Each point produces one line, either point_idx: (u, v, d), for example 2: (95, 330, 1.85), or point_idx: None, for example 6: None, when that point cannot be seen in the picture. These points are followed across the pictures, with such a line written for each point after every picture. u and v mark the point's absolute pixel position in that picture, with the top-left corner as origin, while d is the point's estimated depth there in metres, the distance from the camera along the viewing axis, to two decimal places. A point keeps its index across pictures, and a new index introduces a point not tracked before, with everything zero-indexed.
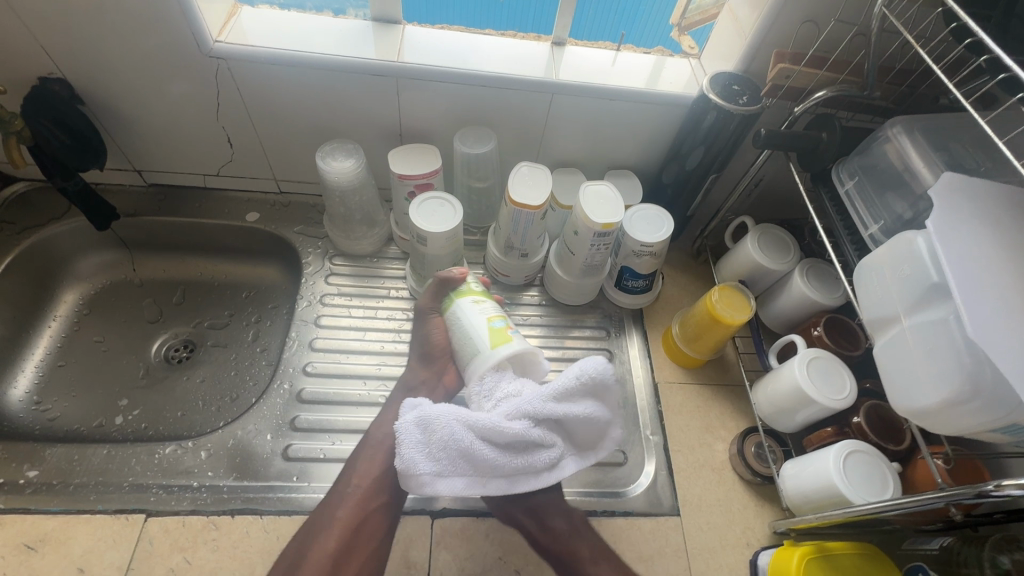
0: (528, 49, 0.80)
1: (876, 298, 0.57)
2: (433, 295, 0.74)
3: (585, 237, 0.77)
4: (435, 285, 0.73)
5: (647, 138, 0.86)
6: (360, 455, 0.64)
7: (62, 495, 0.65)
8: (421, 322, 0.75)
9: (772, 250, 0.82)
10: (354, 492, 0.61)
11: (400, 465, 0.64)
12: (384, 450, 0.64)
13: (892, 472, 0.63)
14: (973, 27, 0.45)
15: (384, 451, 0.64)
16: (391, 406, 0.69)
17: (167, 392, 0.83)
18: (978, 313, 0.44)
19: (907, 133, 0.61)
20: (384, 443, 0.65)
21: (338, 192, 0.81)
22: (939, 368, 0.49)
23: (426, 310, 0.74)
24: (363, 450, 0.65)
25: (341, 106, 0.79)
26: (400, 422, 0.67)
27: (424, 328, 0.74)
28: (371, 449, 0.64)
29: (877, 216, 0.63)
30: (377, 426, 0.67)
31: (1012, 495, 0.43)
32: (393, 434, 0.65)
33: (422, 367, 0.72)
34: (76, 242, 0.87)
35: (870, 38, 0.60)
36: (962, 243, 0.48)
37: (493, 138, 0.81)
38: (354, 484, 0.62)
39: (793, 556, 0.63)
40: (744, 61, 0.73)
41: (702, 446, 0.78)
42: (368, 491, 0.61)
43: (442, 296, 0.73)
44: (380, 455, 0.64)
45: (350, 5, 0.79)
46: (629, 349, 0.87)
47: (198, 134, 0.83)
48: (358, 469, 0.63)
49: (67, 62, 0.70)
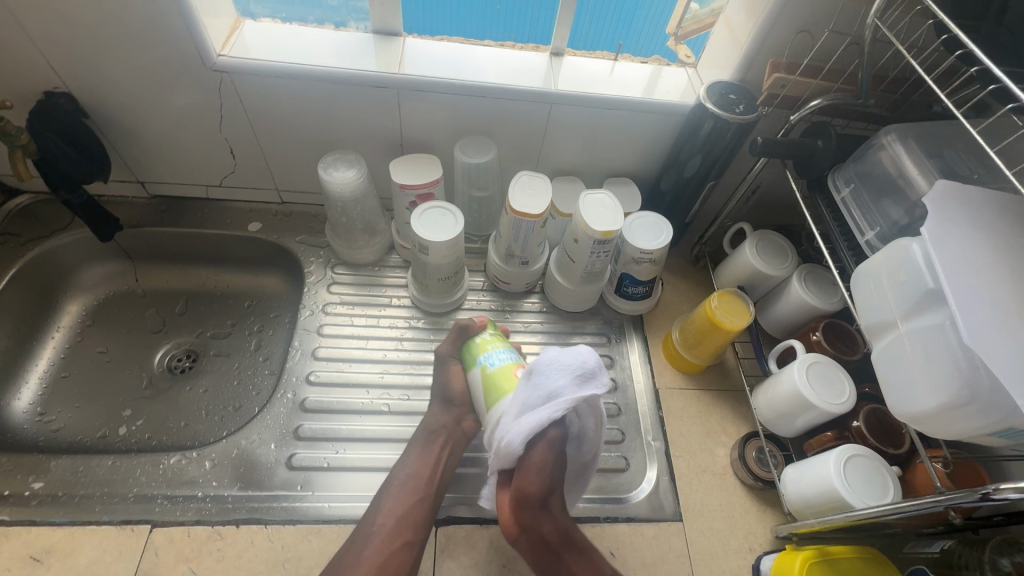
0: (526, 59, 0.82)
1: (873, 304, 0.58)
2: (454, 338, 0.75)
3: (585, 244, 0.77)
4: (456, 329, 0.74)
5: (646, 146, 0.87)
6: (385, 493, 0.65)
7: (68, 507, 0.65)
8: (440, 368, 0.74)
9: (771, 256, 0.83)
10: (381, 530, 0.61)
11: (424, 503, 0.64)
12: (407, 490, 0.65)
13: (892, 475, 0.63)
14: (965, 40, 0.46)
15: (408, 491, 0.65)
16: (414, 444, 0.70)
17: (171, 402, 0.83)
18: (973, 317, 0.45)
19: (902, 141, 0.62)
20: (407, 482, 0.65)
21: (340, 202, 0.82)
22: (936, 373, 0.49)
23: (445, 355, 0.74)
24: (388, 490, 0.65)
25: (343, 117, 0.80)
26: (424, 462, 0.67)
27: (443, 373, 0.74)
28: (394, 487, 0.65)
29: (873, 222, 0.64)
30: (400, 467, 0.67)
31: (1010, 498, 0.44)
32: (416, 474, 0.66)
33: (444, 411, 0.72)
34: (80, 254, 0.88)
35: (863, 48, 0.61)
36: (957, 249, 0.48)
37: (493, 147, 0.82)
38: (379, 522, 0.62)
39: (795, 561, 0.64)
40: (740, 70, 0.75)
41: (703, 451, 0.78)
42: (392, 531, 0.61)
43: (459, 344, 0.74)
44: (402, 496, 0.64)
45: (351, 18, 0.80)
46: (629, 355, 0.87)
47: (201, 146, 0.84)
48: (385, 507, 0.63)
49: (71, 76, 0.71)
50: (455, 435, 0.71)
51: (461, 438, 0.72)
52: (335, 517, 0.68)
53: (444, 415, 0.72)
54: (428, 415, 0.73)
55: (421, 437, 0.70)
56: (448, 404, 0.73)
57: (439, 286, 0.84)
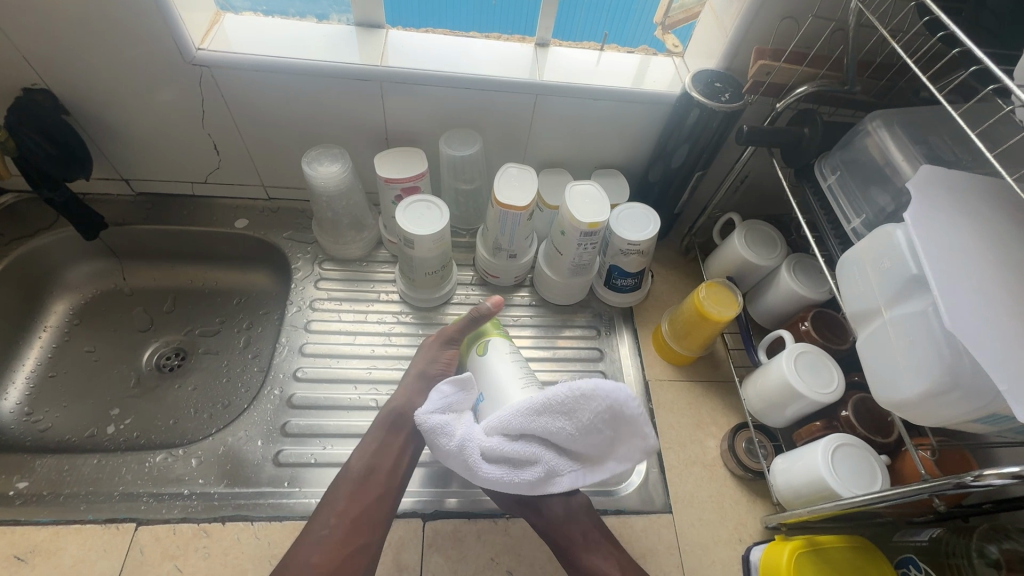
0: (512, 50, 0.81)
1: (858, 291, 0.57)
2: (464, 327, 0.73)
3: (572, 236, 0.77)
4: (469, 317, 0.73)
5: (633, 137, 0.86)
6: (339, 489, 0.63)
7: (53, 506, 0.65)
8: (424, 352, 0.74)
9: (760, 246, 0.82)
10: (332, 534, 0.59)
11: (383, 500, 0.63)
12: (363, 485, 0.63)
13: (880, 463, 0.63)
14: (947, 21, 0.45)
15: (365, 486, 0.63)
16: (370, 438, 0.67)
17: (159, 400, 0.83)
18: (955, 303, 0.44)
19: (887, 127, 0.61)
20: (360, 478, 0.64)
21: (325, 197, 0.81)
22: (919, 359, 0.49)
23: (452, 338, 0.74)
24: (341, 487, 0.63)
25: (327, 112, 0.79)
26: (380, 456, 0.66)
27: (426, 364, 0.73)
28: (348, 484, 0.63)
29: (860, 210, 0.63)
30: (355, 460, 0.65)
31: (993, 484, 0.44)
32: (371, 469, 0.64)
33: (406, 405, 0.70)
34: (65, 253, 0.87)
35: (848, 33, 0.60)
36: (940, 235, 0.48)
37: (479, 139, 0.82)
38: (332, 525, 0.60)
39: (783, 551, 0.63)
40: (727, 58, 0.74)
41: (693, 442, 0.78)
42: (347, 532, 0.60)
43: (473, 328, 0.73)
44: (357, 492, 0.63)
45: (333, 11, 0.79)
46: (620, 347, 0.87)
47: (185, 142, 0.83)
48: (337, 508, 0.61)
49: (50, 71, 0.71)
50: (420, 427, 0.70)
51: (426, 429, 0.70)
52: None
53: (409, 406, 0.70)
54: (389, 403, 0.71)
55: (383, 426, 0.68)
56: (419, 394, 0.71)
57: (426, 281, 0.84)
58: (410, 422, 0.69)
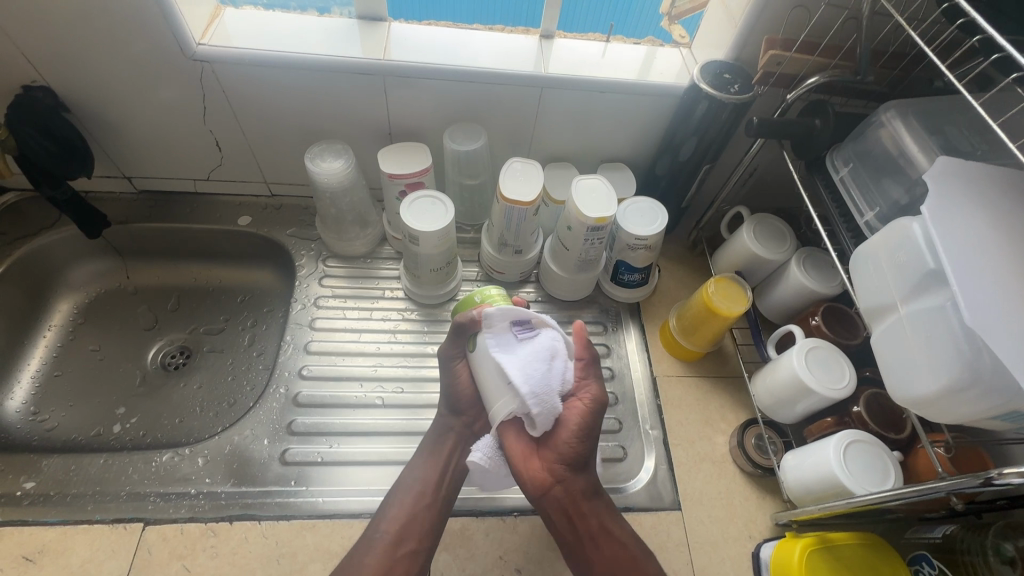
0: (516, 43, 0.79)
1: (872, 287, 0.56)
2: (453, 341, 0.67)
3: (578, 232, 0.76)
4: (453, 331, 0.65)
5: (640, 129, 0.85)
6: (391, 499, 0.64)
7: (60, 506, 0.65)
8: (444, 372, 0.69)
9: (769, 240, 0.81)
10: (382, 538, 0.60)
11: (432, 509, 0.63)
12: (412, 495, 0.63)
13: (893, 460, 0.62)
14: (966, 7, 0.44)
15: (412, 497, 0.63)
16: (422, 451, 0.68)
17: (165, 399, 0.83)
18: (975, 299, 0.43)
19: (902, 118, 0.60)
20: (412, 488, 0.64)
21: (329, 193, 0.81)
22: (937, 356, 0.48)
23: (448, 355, 0.68)
24: (394, 496, 0.64)
25: (329, 107, 0.78)
26: (430, 468, 0.66)
27: (449, 377, 0.69)
28: (400, 494, 0.64)
29: (873, 203, 0.62)
30: (407, 473, 0.66)
31: (1013, 483, 0.43)
32: (422, 479, 0.65)
33: (453, 414, 0.70)
34: (69, 251, 0.87)
35: (862, 22, 0.59)
36: (959, 229, 0.47)
37: (483, 134, 0.80)
38: (383, 529, 0.61)
39: (794, 549, 0.63)
40: (736, 48, 0.72)
41: (702, 438, 0.77)
42: (395, 540, 0.60)
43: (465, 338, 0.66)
44: (407, 502, 0.63)
45: (335, 4, 0.78)
46: (626, 344, 0.86)
47: (187, 139, 0.82)
48: (389, 514, 0.62)
49: (49, 68, 0.70)
50: (466, 437, 0.70)
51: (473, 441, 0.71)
52: (330, 511, 0.68)
53: (452, 420, 0.70)
54: (437, 416, 0.71)
55: (429, 441, 0.69)
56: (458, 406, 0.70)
57: (431, 277, 0.83)
58: (458, 431, 0.70)
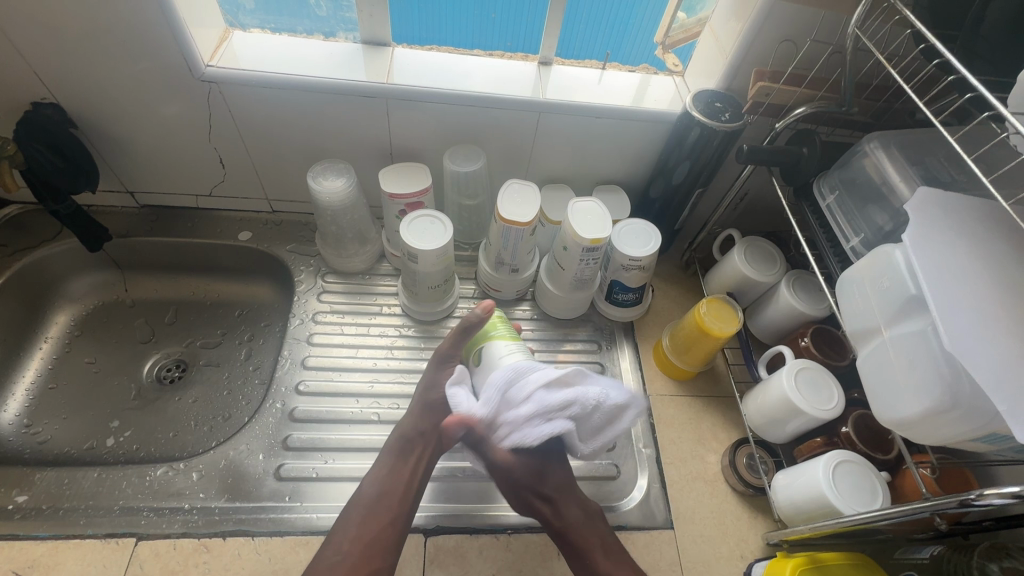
0: (514, 69, 0.82)
1: (857, 310, 0.58)
2: (455, 338, 0.72)
3: (574, 252, 0.78)
4: (459, 329, 0.71)
5: (635, 153, 0.87)
6: (354, 511, 0.64)
7: (52, 520, 0.65)
8: (436, 366, 0.73)
9: (759, 262, 0.83)
10: (344, 561, 0.59)
11: (393, 525, 0.62)
12: (376, 509, 0.63)
13: (881, 481, 0.63)
14: (941, 49, 0.47)
15: (377, 510, 0.63)
16: (385, 458, 0.68)
17: (159, 412, 0.83)
18: (955, 323, 0.45)
19: (884, 148, 0.63)
20: (379, 500, 0.64)
21: (329, 212, 0.82)
22: (919, 379, 0.50)
23: (446, 354, 0.72)
24: (354, 511, 0.63)
25: (331, 128, 0.80)
26: (393, 478, 0.66)
27: (437, 372, 0.72)
28: (360, 509, 0.64)
29: (858, 229, 0.65)
30: (367, 487, 0.66)
31: (994, 503, 0.44)
32: (385, 491, 0.65)
33: (421, 420, 0.69)
34: (69, 264, 0.88)
35: (845, 58, 0.62)
36: (938, 256, 0.49)
37: (482, 156, 0.82)
38: (343, 551, 0.60)
39: (785, 567, 0.63)
40: (726, 79, 0.75)
41: (694, 457, 0.78)
42: (359, 557, 0.60)
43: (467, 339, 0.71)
44: (371, 515, 0.63)
45: (340, 29, 0.80)
46: (620, 362, 0.87)
47: (190, 155, 0.84)
48: (349, 533, 0.62)
49: (59, 85, 0.71)
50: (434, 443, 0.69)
51: (439, 448, 0.69)
52: (324, 528, 0.68)
53: (422, 424, 0.69)
54: (405, 422, 0.70)
55: (396, 447, 0.68)
56: (427, 410, 0.70)
57: (429, 294, 0.84)
58: (425, 439, 0.68)
